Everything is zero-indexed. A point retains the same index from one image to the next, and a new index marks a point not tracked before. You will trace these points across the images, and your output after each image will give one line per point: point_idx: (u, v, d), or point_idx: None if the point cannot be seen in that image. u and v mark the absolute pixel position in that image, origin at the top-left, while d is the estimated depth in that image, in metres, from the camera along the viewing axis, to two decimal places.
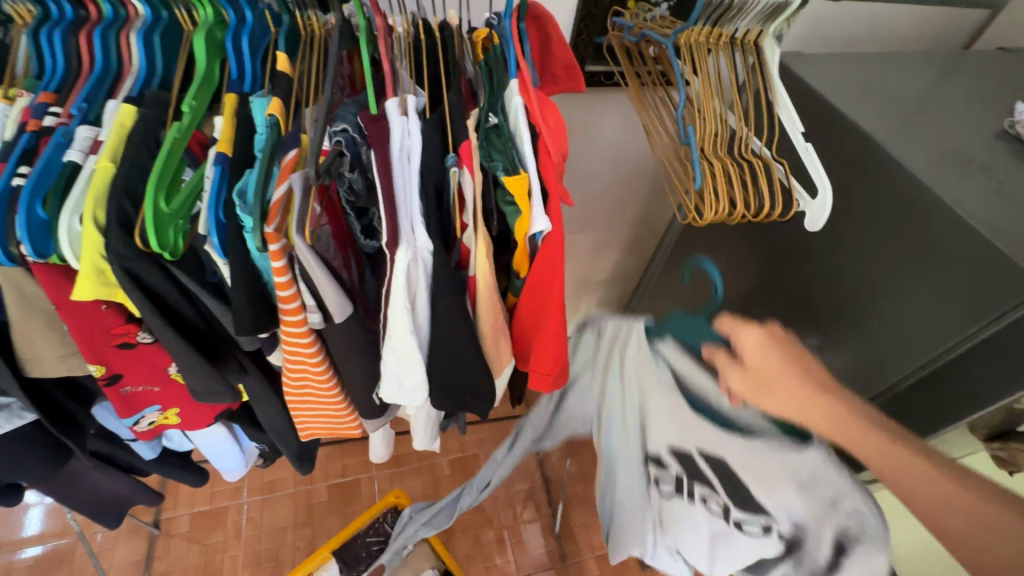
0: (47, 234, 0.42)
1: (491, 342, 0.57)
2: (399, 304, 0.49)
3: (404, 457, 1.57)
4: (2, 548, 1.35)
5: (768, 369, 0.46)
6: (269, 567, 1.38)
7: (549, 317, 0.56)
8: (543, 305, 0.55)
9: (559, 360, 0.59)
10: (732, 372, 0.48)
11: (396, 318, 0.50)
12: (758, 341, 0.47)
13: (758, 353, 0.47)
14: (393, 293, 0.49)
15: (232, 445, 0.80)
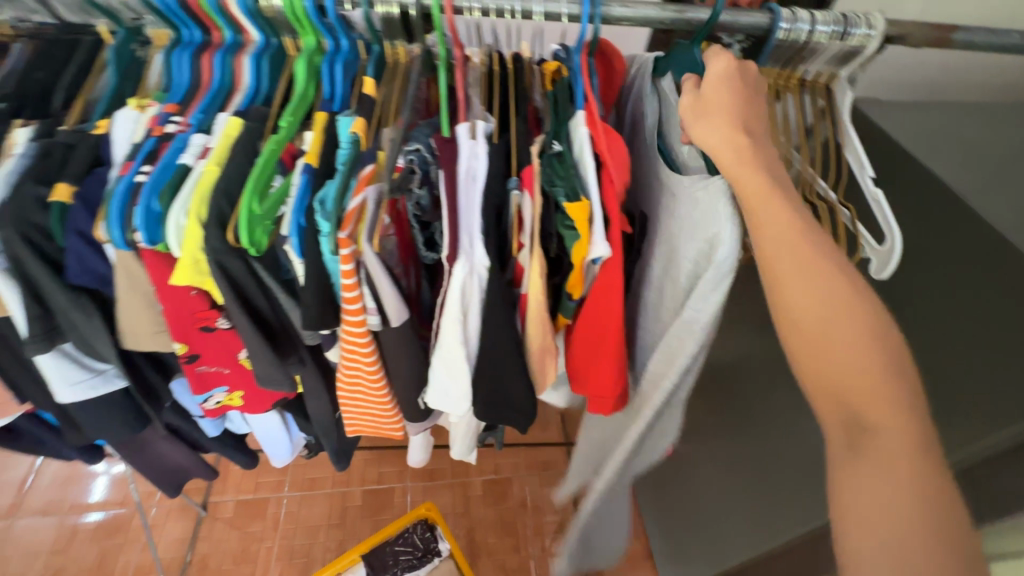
0: (158, 224, 0.48)
1: (538, 362, 0.58)
2: (452, 314, 0.52)
3: (439, 471, 1.58)
4: (71, 509, 1.48)
5: (717, 95, 0.48)
6: (300, 563, 1.43)
7: (608, 339, 0.57)
8: (601, 324, 0.56)
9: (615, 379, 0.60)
10: (688, 92, 0.50)
11: (448, 328, 0.53)
12: (724, 68, 0.49)
13: (718, 78, 0.49)
14: (447, 305, 0.52)
15: (283, 433, 0.85)
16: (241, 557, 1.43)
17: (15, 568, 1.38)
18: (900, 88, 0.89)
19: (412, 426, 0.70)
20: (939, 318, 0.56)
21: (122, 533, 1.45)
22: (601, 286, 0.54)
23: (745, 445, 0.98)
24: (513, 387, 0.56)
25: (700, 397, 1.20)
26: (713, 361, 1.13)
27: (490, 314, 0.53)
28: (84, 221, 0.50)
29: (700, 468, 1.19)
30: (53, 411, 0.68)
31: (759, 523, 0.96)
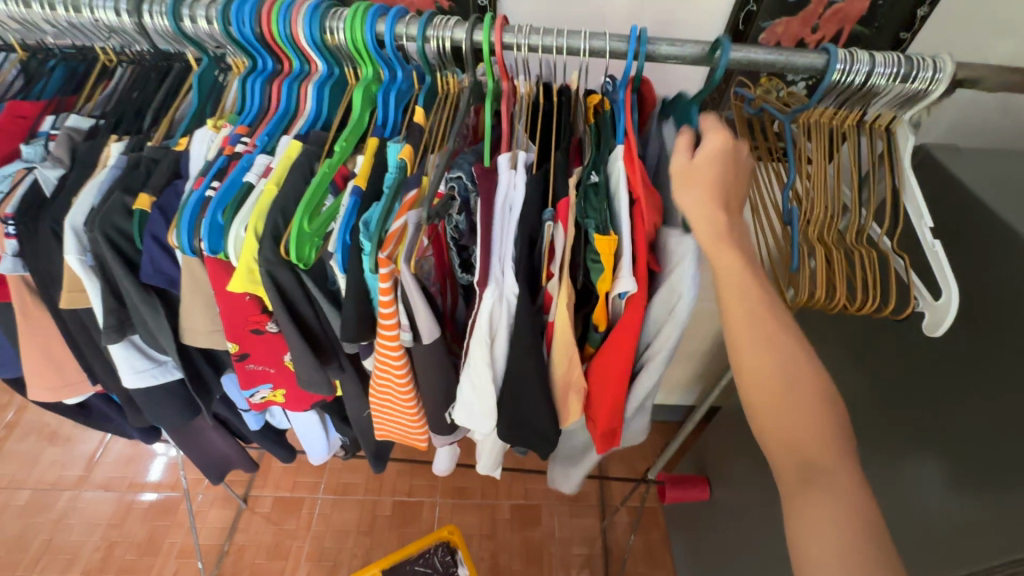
0: (220, 235, 0.53)
1: (560, 391, 0.58)
2: (480, 337, 0.53)
3: (468, 490, 1.58)
4: (129, 486, 1.59)
5: (706, 163, 0.50)
6: (327, 566, 1.46)
7: (611, 376, 0.56)
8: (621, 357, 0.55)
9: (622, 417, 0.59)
10: (681, 156, 0.51)
11: (475, 349, 0.54)
12: (721, 138, 0.50)
13: (711, 148, 0.50)
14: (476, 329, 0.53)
15: (321, 434, 0.89)
16: (273, 553, 1.48)
17: (76, 537, 1.50)
18: (982, 132, 0.83)
19: (439, 439, 0.71)
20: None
21: (171, 516, 1.54)
22: (625, 325, 0.53)
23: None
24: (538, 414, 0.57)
25: (742, 442, 1.14)
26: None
27: (519, 340, 0.53)
28: (160, 228, 0.55)
29: (739, 518, 1.13)
30: (120, 395, 0.75)
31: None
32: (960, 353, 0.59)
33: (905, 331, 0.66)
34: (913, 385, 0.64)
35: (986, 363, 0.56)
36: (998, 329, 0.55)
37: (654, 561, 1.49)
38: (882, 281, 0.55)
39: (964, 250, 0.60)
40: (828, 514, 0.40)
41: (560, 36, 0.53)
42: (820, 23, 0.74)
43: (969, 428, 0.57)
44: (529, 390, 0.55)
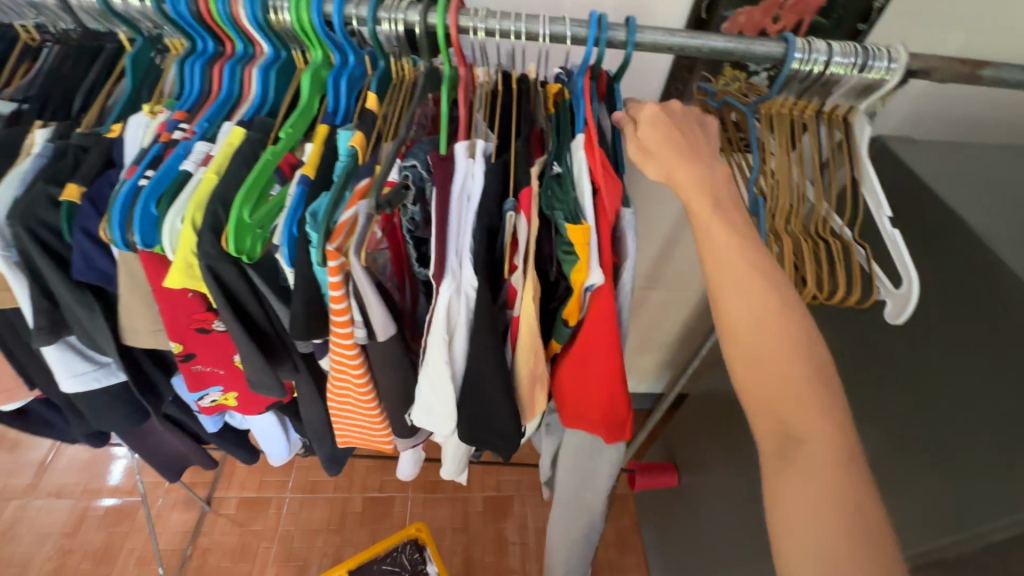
0: (154, 228, 0.49)
1: (526, 387, 0.57)
2: (437, 332, 0.51)
3: (441, 484, 1.57)
4: (83, 493, 1.52)
5: (653, 137, 0.51)
6: (296, 567, 1.43)
7: (596, 360, 0.56)
8: (599, 346, 0.55)
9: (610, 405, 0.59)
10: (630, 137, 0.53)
11: (433, 345, 0.52)
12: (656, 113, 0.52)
13: (652, 124, 0.52)
14: (433, 323, 0.51)
15: (281, 433, 0.86)
16: (239, 556, 1.44)
17: (26, 548, 1.43)
18: (936, 124, 0.85)
19: (401, 441, 0.69)
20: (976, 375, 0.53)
21: (129, 522, 1.48)
22: (600, 310, 0.53)
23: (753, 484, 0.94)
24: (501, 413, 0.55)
25: (709, 429, 1.16)
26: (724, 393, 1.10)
27: (479, 335, 0.52)
28: (91, 220, 0.51)
29: (707, 504, 1.15)
30: (59, 399, 0.70)
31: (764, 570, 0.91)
32: (914, 341, 0.60)
33: (863, 319, 0.68)
34: (869, 371, 0.65)
35: (938, 350, 0.57)
36: (949, 316, 0.57)
37: (626, 548, 1.51)
38: (852, 273, 0.56)
39: (917, 240, 0.62)
40: (808, 488, 0.39)
41: (518, 19, 0.51)
42: (781, 14, 0.73)
43: (922, 412, 0.58)
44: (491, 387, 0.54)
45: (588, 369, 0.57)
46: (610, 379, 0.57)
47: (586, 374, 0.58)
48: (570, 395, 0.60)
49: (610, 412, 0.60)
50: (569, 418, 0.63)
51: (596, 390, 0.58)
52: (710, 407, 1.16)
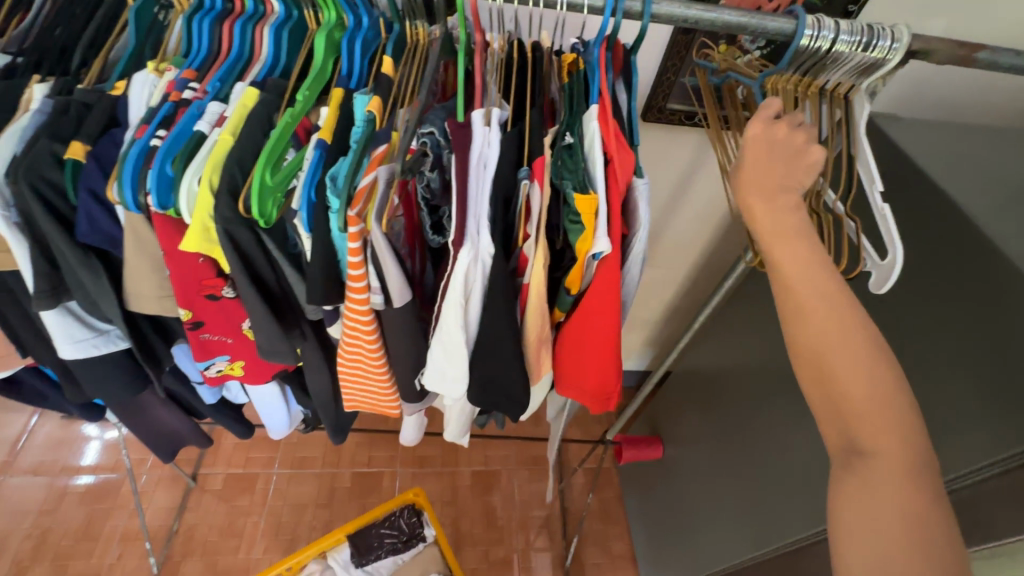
0: (170, 189, 0.48)
1: (534, 352, 0.59)
2: (454, 298, 0.52)
3: (429, 459, 1.59)
4: (62, 470, 1.49)
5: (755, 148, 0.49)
6: (285, 541, 1.44)
7: (592, 330, 0.57)
8: (597, 318, 0.56)
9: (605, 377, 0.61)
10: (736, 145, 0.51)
11: (449, 311, 0.53)
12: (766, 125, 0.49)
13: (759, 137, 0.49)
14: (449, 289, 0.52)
15: (281, 405, 0.85)
16: (227, 531, 1.44)
17: (3, 525, 1.40)
18: (920, 106, 0.88)
19: (409, 406, 0.70)
20: (948, 340, 0.56)
21: (112, 498, 1.46)
22: (601, 280, 0.54)
23: (737, 452, 0.98)
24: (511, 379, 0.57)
25: (693, 402, 1.20)
26: (709, 367, 1.14)
27: (493, 302, 0.53)
28: (97, 180, 0.50)
29: (690, 474, 1.20)
30: (57, 368, 0.68)
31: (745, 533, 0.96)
32: (894, 309, 0.63)
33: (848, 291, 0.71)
34: None
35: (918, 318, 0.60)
36: (928, 286, 0.60)
37: (610, 518, 1.56)
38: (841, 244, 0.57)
39: (904, 215, 0.64)
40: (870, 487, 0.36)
41: None
42: None
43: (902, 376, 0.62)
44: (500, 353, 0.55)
45: (584, 342, 0.59)
46: (604, 354, 0.58)
47: (581, 347, 0.59)
48: (564, 366, 0.62)
49: (601, 386, 0.61)
50: (561, 387, 0.65)
51: (588, 363, 0.60)
52: (695, 382, 1.20)
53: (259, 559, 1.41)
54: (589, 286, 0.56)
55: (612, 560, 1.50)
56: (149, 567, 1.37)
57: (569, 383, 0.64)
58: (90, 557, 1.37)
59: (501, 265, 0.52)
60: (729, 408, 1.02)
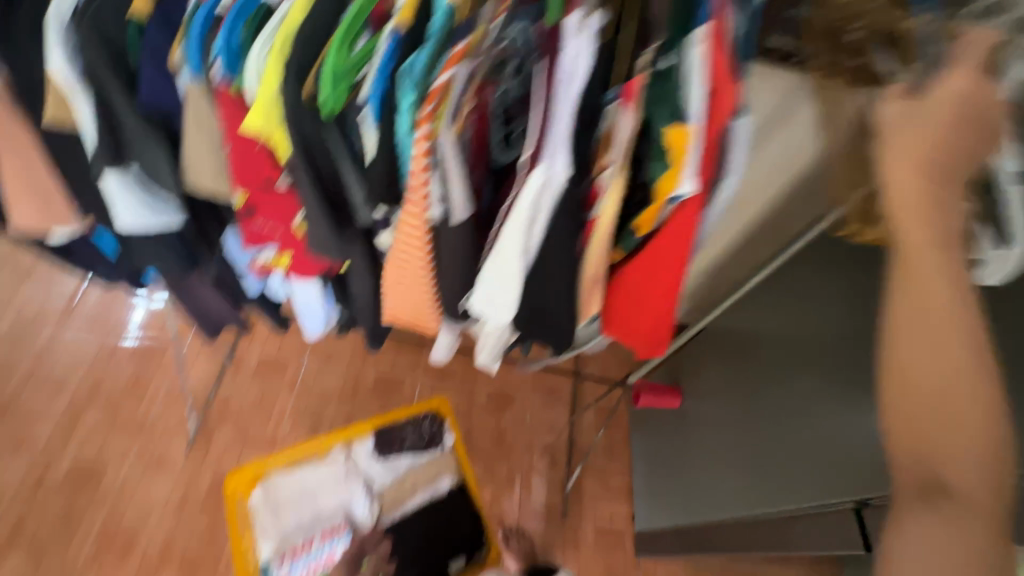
0: (238, 58, 0.48)
1: (588, 291, 0.58)
2: (520, 219, 0.50)
3: (449, 372, 1.65)
4: (112, 328, 1.59)
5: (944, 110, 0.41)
6: (309, 424, 1.55)
7: (658, 276, 0.56)
8: (665, 263, 0.55)
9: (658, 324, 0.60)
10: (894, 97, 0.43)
11: (512, 233, 0.51)
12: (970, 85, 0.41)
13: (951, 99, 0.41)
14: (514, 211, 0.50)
15: (320, 306, 0.88)
16: (257, 407, 1.55)
17: (62, 369, 1.53)
18: None
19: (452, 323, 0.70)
20: None
21: (156, 361, 1.57)
22: (678, 225, 0.51)
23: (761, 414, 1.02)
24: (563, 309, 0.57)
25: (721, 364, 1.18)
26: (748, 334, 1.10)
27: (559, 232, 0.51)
28: (160, 43, 0.48)
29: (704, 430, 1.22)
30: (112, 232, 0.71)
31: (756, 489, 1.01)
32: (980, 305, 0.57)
33: None
34: None
35: None
36: None
37: (613, 455, 1.62)
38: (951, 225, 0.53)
39: None
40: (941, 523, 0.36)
41: None
42: None
43: None
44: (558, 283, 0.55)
45: (643, 289, 0.58)
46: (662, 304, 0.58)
47: (639, 292, 0.59)
48: (615, 308, 0.62)
49: (651, 335, 0.62)
50: (611, 326, 0.65)
51: (641, 308, 0.60)
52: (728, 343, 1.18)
53: (285, 436, 1.53)
54: (663, 228, 0.53)
55: (610, 493, 1.58)
56: (187, 427, 1.50)
57: (620, 322, 0.63)
58: (136, 410, 1.51)
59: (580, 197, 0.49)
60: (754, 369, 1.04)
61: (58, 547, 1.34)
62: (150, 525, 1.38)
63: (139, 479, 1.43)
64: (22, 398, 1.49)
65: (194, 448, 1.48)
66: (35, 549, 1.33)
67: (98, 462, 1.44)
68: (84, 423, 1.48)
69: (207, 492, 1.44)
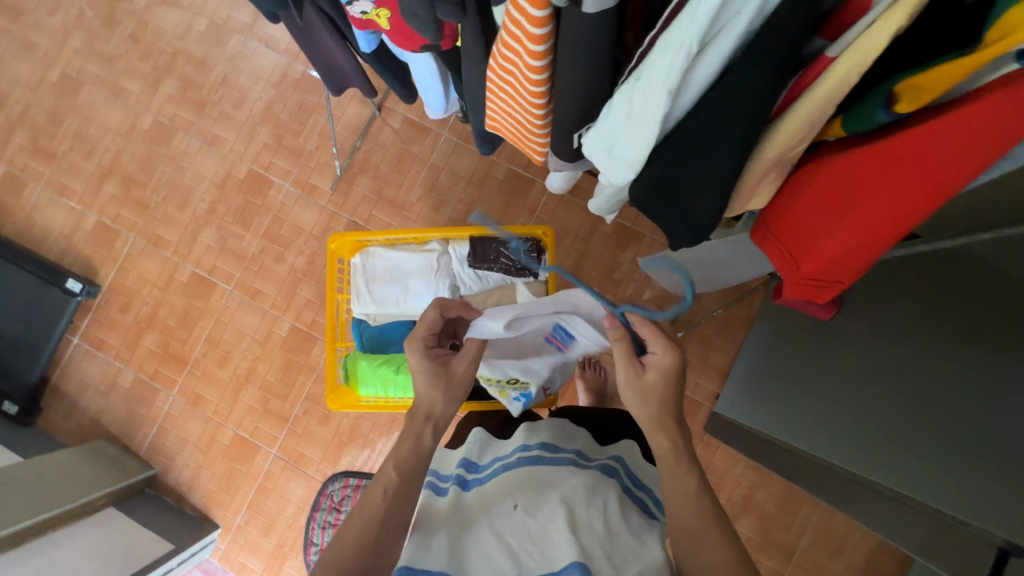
0: None
1: (762, 170, 0.58)
2: (677, 49, 0.46)
3: (582, 191, 1.56)
4: (286, 52, 1.67)
5: None
6: (436, 198, 1.61)
7: (844, 199, 0.58)
8: (859, 189, 0.56)
9: (822, 264, 0.63)
10: None
11: (666, 63, 0.47)
12: None
13: None
14: (652, 67, 0.49)
15: (436, 85, 0.80)
16: (395, 166, 1.62)
17: (245, 81, 1.68)
18: None
19: (561, 165, 0.79)
20: None
21: (318, 96, 1.66)
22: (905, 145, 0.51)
23: (932, 396, 0.84)
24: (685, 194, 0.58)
25: (904, 287, 0.99)
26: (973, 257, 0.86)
27: (701, 102, 0.52)
28: None
29: (840, 350, 1.06)
30: None
31: (851, 443, 0.96)
32: None
33: None
34: None
35: None
36: None
37: (724, 335, 1.50)
38: None
39: None
40: None
41: None
42: None
43: None
44: (681, 151, 0.56)
45: (827, 213, 0.61)
46: (841, 246, 0.60)
47: (820, 221, 0.62)
48: (783, 227, 0.68)
49: (815, 272, 0.65)
50: (770, 228, 0.70)
51: (820, 237, 0.62)
52: (930, 274, 0.93)
53: (413, 202, 1.61)
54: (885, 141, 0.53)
55: (704, 365, 1.51)
56: (335, 167, 1.63)
57: (788, 236, 0.67)
58: (298, 138, 1.65)
59: (736, 70, 0.47)
60: (943, 359, 0.85)
61: (237, 233, 1.65)
62: (300, 241, 1.63)
63: (295, 200, 1.64)
64: (215, 99, 1.68)
65: (338, 187, 1.63)
66: (222, 230, 1.65)
67: (266, 175, 1.65)
68: (258, 137, 1.66)
69: (344, 229, 1.62)
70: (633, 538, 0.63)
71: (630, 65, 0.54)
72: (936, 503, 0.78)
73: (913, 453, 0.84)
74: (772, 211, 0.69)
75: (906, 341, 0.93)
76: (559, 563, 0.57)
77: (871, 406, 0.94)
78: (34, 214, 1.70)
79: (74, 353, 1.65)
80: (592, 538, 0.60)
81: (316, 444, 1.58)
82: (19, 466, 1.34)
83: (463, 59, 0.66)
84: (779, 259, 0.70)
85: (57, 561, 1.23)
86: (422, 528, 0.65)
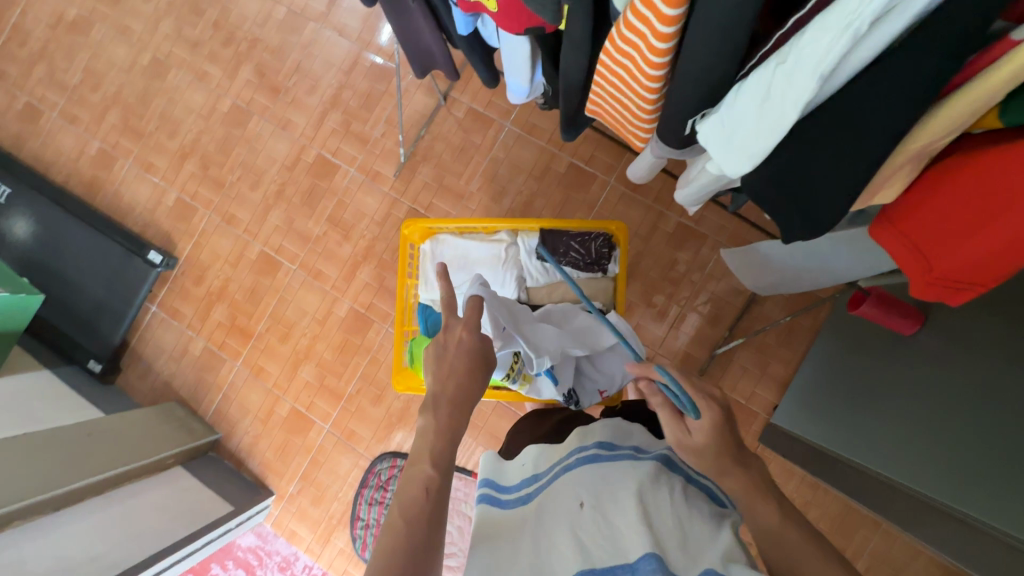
0: None
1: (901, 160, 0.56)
2: (838, 30, 0.44)
3: (645, 188, 1.53)
4: (359, 40, 1.71)
5: None
6: (496, 189, 1.61)
7: (999, 197, 0.53)
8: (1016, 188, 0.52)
9: (963, 266, 0.59)
10: None
11: (822, 45, 0.45)
12: None
13: None
14: (804, 48, 0.47)
15: (526, 69, 0.80)
16: (457, 156, 1.64)
17: (319, 67, 1.73)
18: None
19: (666, 151, 0.79)
20: None
21: (386, 84, 1.69)
22: None
23: (1011, 411, 0.79)
24: (812, 185, 0.58)
25: None
26: None
27: (851, 86, 0.50)
28: None
29: (919, 363, 1.01)
30: None
31: (922, 459, 0.91)
32: None
33: None
34: None
35: None
36: None
37: (787, 345, 1.45)
38: None
39: None
40: None
41: None
42: None
43: None
44: (817, 137, 0.55)
45: (972, 214, 0.56)
46: (987, 249, 0.56)
47: (962, 221, 0.58)
48: (916, 224, 0.64)
49: (950, 274, 0.61)
50: (899, 225, 0.66)
51: (963, 238, 0.58)
52: None
53: (473, 191, 1.62)
54: None
55: (763, 374, 1.45)
56: (400, 154, 1.67)
57: (921, 233, 0.64)
58: (365, 124, 1.70)
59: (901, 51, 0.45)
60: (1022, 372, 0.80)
61: (303, 215, 1.71)
62: (362, 225, 1.68)
63: (359, 185, 1.69)
64: (289, 84, 1.75)
65: (401, 174, 1.66)
66: (289, 210, 1.72)
67: (333, 159, 1.71)
68: (327, 123, 1.72)
69: (404, 216, 1.66)
70: (705, 525, 0.60)
71: (767, 46, 0.53)
72: (1005, 529, 0.74)
73: (987, 474, 0.79)
74: (903, 205, 0.65)
75: (982, 351, 0.88)
76: (635, 555, 0.55)
77: (943, 421, 0.90)
78: (121, 188, 1.82)
79: (152, 320, 1.77)
80: (665, 529, 0.59)
81: (367, 422, 1.63)
82: (102, 420, 1.46)
83: (565, 42, 0.66)
84: (908, 257, 0.66)
85: (130, 511, 1.34)
86: (489, 541, 0.66)
